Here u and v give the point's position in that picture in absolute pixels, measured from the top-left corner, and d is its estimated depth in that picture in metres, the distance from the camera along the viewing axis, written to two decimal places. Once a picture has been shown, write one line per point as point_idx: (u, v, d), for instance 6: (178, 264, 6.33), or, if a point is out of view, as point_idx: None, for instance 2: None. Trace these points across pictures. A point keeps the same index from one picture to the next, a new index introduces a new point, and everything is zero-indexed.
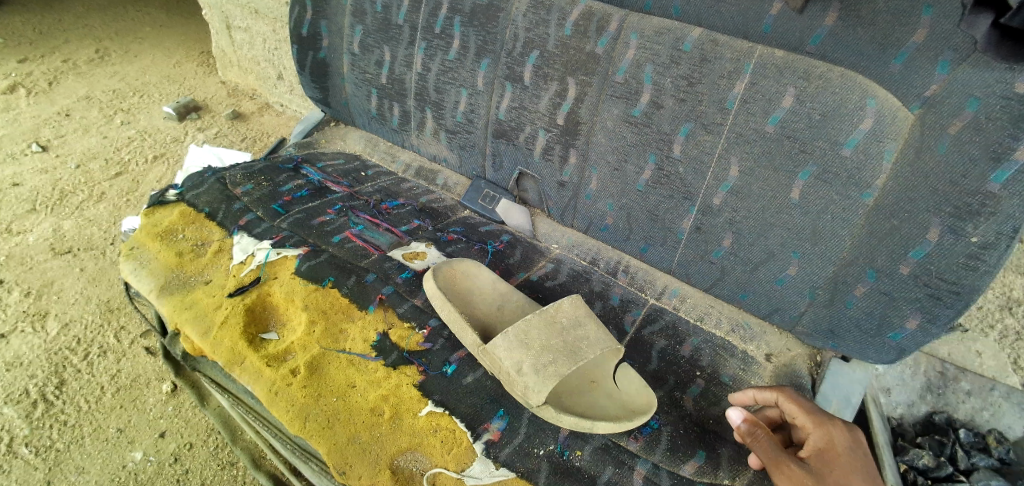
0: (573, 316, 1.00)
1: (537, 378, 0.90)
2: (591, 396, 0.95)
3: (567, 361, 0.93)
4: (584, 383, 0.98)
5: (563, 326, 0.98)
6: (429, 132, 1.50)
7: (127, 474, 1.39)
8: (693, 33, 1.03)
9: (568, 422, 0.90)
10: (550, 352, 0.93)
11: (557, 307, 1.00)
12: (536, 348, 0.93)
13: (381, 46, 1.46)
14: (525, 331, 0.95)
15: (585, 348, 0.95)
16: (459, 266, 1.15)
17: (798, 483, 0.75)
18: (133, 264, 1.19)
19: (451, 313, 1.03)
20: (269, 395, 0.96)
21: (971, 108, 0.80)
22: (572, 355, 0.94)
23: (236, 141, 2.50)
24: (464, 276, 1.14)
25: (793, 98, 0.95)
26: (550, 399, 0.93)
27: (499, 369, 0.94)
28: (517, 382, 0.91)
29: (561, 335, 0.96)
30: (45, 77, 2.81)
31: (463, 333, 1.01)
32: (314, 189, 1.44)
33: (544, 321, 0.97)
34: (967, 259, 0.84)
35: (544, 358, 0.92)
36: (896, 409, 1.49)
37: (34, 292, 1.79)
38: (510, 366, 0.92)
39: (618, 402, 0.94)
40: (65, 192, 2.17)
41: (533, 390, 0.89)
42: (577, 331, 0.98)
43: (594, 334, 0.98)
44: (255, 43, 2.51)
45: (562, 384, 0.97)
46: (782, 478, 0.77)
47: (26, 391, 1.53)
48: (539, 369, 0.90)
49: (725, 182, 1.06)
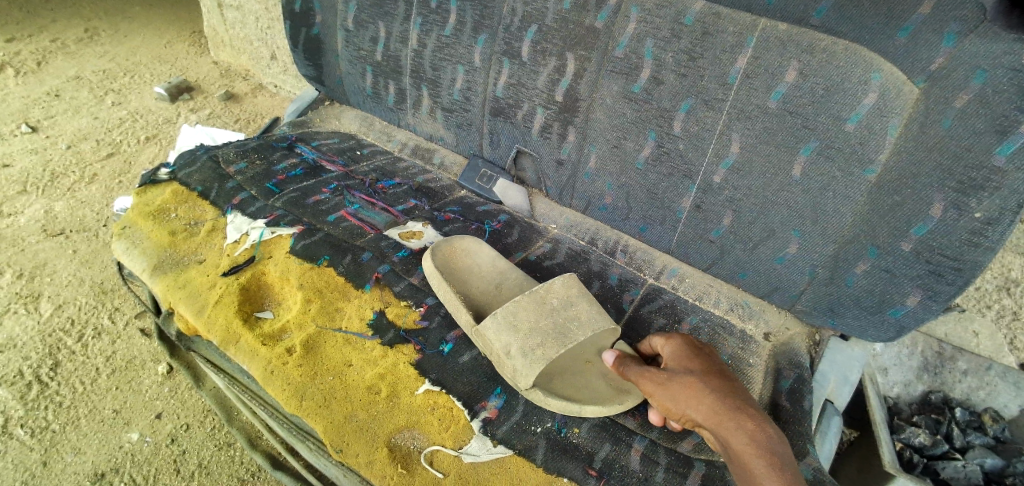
0: (564, 296, 0.99)
1: (526, 361, 0.89)
2: (584, 378, 0.94)
3: (556, 343, 0.92)
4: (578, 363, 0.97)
5: (553, 306, 0.97)
6: (425, 110, 1.48)
7: (124, 454, 1.38)
8: (695, 5, 1.00)
9: (554, 405, 0.89)
10: (538, 335, 0.92)
11: (549, 288, 0.99)
12: (524, 330, 0.92)
13: (375, 22, 1.43)
14: (514, 312, 0.94)
15: (576, 329, 0.95)
16: (457, 244, 1.14)
17: (652, 378, 0.82)
18: (125, 243, 1.17)
19: (445, 291, 1.03)
20: (265, 374, 0.95)
21: (978, 81, 0.78)
22: (562, 336, 0.93)
23: (230, 122, 2.47)
24: (461, 254, 1.13)
25: (796, 72, 0.93)
26: (541, 380, 0.92)
27: (490, 350, 0.94)
28: (507, 363, 0.90)
29: (551, 316, 0.96)
30: (34, 57, 2.75)
31: (456, 310, 1.01)
32: (309, 168, 1.41)
33: (534, 303, 0.97)
34: (971, 235, 0.83)
35: (532, 342, 0.91)
36: (893, 388, 1.51)
37: (26, 274, 1.77)
38: (499, 348, 0.91)
39: (610, 384, 0.93)
40: (56, 173, 2.13)
41: (521, 373, 0.88)
42: (568, 311, 0.97)
43: (586, 314, 0.98)
44: (247, 22, 2.47)
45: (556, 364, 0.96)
46: (645, 384, 0.83)
47: (20, 373, 1.52)
48: (528, 352, 0.90)
49: (725, 159, 1.05)
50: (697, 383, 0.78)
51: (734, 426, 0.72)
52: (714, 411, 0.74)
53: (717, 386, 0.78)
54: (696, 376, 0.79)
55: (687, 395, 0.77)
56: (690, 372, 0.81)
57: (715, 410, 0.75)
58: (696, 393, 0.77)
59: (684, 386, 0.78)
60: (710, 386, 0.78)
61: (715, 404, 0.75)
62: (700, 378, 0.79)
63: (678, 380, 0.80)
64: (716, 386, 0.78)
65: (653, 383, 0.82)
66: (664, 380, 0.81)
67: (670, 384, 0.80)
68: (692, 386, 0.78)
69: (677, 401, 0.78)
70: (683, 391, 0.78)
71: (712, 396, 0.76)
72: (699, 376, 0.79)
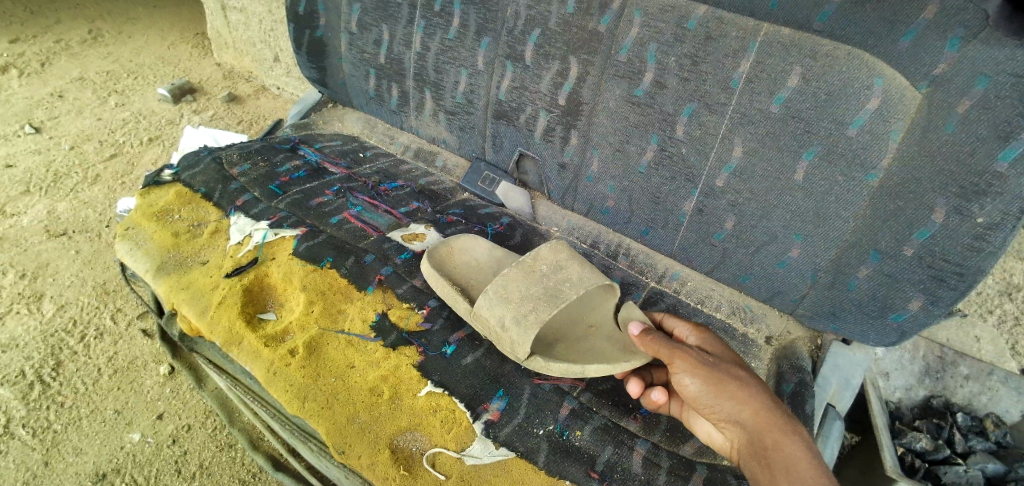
0: (553, 261, 0.99)
1: (520, 330, 0.91)
2: (589, 343, 0.97)
3: (548, 304, 0.93)
4: (583, 332, 1.00)
5: (542, 273, 0.97)
6: (428, 113, 1.48)
7: (125, 455, 1.38)
8: (698, 10, 1.01)
9: (556, 370, 0.91)
10: (529, 302, 0.93)
11: (536, 256, 0.99)
12: (515, 300, 0.93)
13: (379, 25, 1.44)
14: (504, 286, 0.94)
15: (567, 291, 0.95)
16: (456, 243, 1.14)
17: (696, 360, 0.78)
18: (129, 244, 1.17)
19: (444, 286, 1.03)
20: (267, 375, 0.95)
21: (980, 87, 0.78)
22: (553, 300, 0.94)
23: (233, 124, 2.48)
24: (461, 252, 1.13)
25: (799, 77, 0.93)
26: (542, 352, 0.94)
27: (490, 332, 0.95)
28: (505, 337, 0.92)
29: (541, 282, 0.96)
30: (38, 58, 2.76)
31: (456, 301, 1.01)
32: (312, 170, 1.42)
33: (522, 273, 0.96)
34: (973, 240, 0.83)
35: (524, 309, 0.92)
36: (895, 393, 1.51)
37: (29, 274, 1.77)
38: (494, 322, 0.93)
39: (615, 343, 0.96)
40: (59, 174, 2.14)
41: (518, 343, 0.90)
42: (558, 274, 0.97)
43: (577, 274, 0.98)
44: (251, 24, 2.48)
45: (562, 337, 0.99)
46: (682, 360, 0.79)
47: (22, 373, 1.52)
48: (520, 320, 0.91)
49: (728, 163, 1.05)
50: (747, 382, 0.77)
51: (784, 432, 0.71)
52: (763, 413, 0.73)
53: (766, 391, 0.77)
54: (743, 374, 0.78)
55: (737, 389, 0.75)
56: (733, 367, 0.79)
57: (766, 412, 0.73)
58: (746, 391, 0.75)
59: (734, 380, 0.76)
60: (758, 388, 0.76)
61: (766, 407, 0.74)
62: (746, 377, 0.78)
63: (726, 372, 0.78)
64: (765, 390, 0.77)
65: (696, 362, 0.78)
66: (708, 365, 0.78)
67: (718, 372, 0.77)
68: (742, 383, 0.76)
69: (722, 391, 0.75)
70: (733, 385, 0.76)
71: (763, 399, 0.75)
72: (746, 375, 0.78)
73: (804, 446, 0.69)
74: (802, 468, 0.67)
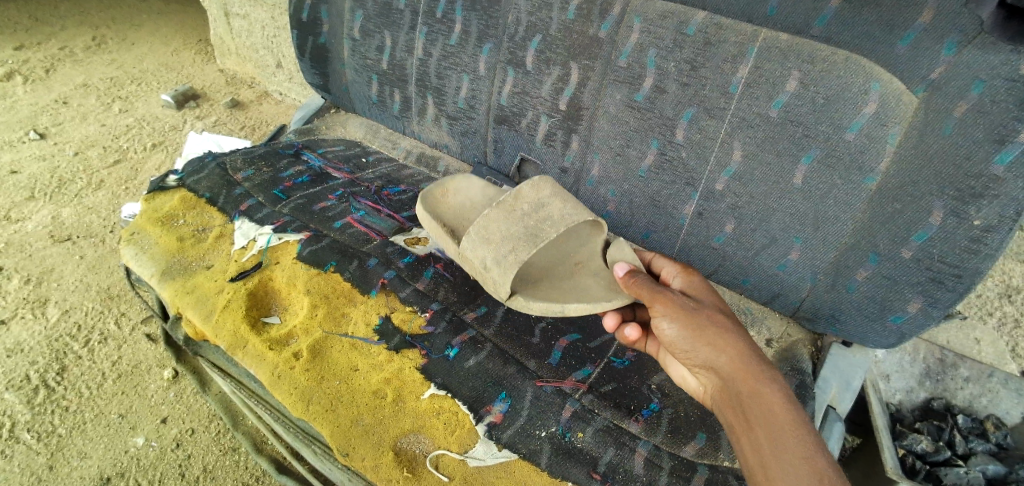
0: (535, 199, 1.02)
1: (501, 270, 0.97)
2: (574, 281, 1.04)
3: (526, 246, 0.98)
4: (570, 271, 1.07)
5: (524, 212, 1.01)
6: (430, 118, 1.50)
7: (129, 459, 1.39)
8: (697, 16, 1.02)
9: (538, 309, 0.98)
10: (510, 243, 0.98)
11: (517, 194, 1.02)
12: (496, 241, 0.98)
13: (382, 31, 1.45)
14: (485, 227, 1.00)
15: (547, 229, 1.00)
16: (451, 185, 1.21)
17: (677, 305, 0.79)
18: (134, 249, 1.19)
19: (438, 229, 1.11)
20: (272, 378, 0.96)
21: (976, 91, 0.79)
22: (533, 239, 0.98)
23: (235, 130, 2.49)
24: (456, 193, 1.20)
25: (797, 82, 0.94)
26: (527, 290, 1.02)
27: (477, 273, 1.02)
28: (488, 277, 0.99)
29: (522, 222, 1.00)
30: (42, 65, 2.79)
31: (449, 241, 1.09)
32: (315, 175, 1.43)
33: (504, 213, 1.01)
34: (970, 242, 0.84)
35: (504, 249, 0.97)
36: (895, 395, 1.52)
37: (34, 279, 1.78)
38: (479, 262, 1.00)
39: (598, 281, 1.02)
40: (63, 180, 2.15)
41: (499, 284, 0.97)
42: (540, 213, 1.01)
43: (559, 211, 1.01)
44: (253, 30, 2.50)
45: (550, 276, 1.06)
46: (663, 305, 0.80)
47: (27, 377, 1.53)
48: (500, 262, 0.97)
49: (728, 167, 1.06)
50: (728, 329, 0.77)
51: (759, 379, 0.71)
52: (742, 359, 0.73)
53: (746, 339, 0.76)
54: (725, 320, 0.78)
55: (716, 335, 0.75)
56: (715, 313, 0.79)
57: (742, 359, 0.73)
58: (725, 338, 0.75)
59: (714, 326, 0.76)
60: (739, 335, 0.76)
61: (744, 354, 0.74)
62: (728, 322, 0.78)
63: (708, 318, 0.78)
64: (746, 338, 0.76)
65: (677, 307, 0.78)
66: (689, 310, 0.78)
67: (698, 318, 0.77)
68: (722, 329, 0.76)
69: (700, 337, 0.76)
70: (712, 331, 0.76)
71: (742, 346, 0.74)
72: (728, 321, 0.78)
73: (781, 393, 0.69)
74: (776, 414, 0.67)
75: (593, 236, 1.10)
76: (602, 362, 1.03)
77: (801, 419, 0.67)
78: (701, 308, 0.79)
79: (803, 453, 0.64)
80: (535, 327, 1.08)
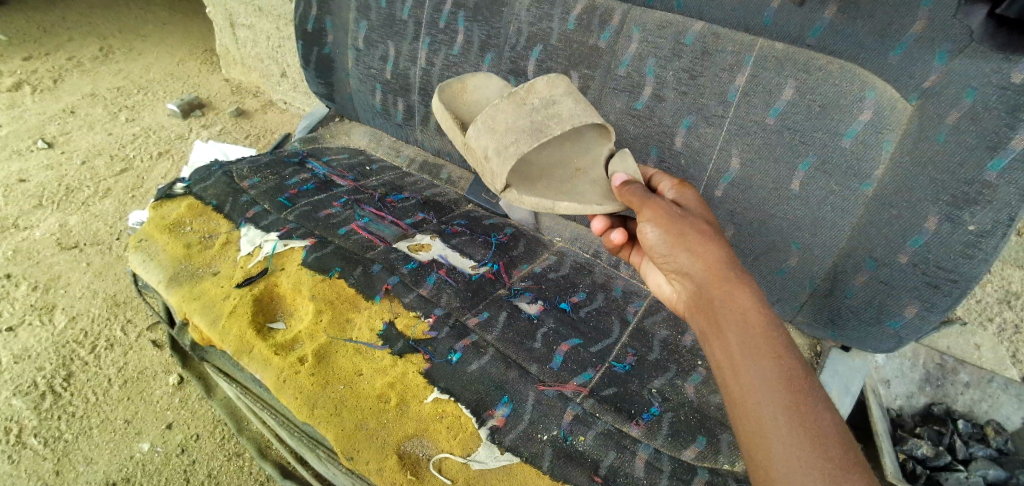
0: (546, 96, 1.03)
1: (500, 161, 1.00)
2: (572, 183, 1.05)
3: (529, 140, 1.00)
4: (570, 173, 1.08)
5: (534, 107, 1.02)
6: (433, 126, 1.52)
7: (135, 464, 1.40)
8: (695, 26, 1.04)
9: (529, 204, 1.01)
10: (514, 134, 1.00)
11: (530, 88, 1.03)
12: (501, 130, 1.01)
13: (386, 41, 1.48)
14: (493, 117, 1.02)
15: (554, 126, 1.01)
16: (469, 82, 1.19)
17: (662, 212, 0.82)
18: (142, 256, 1.21)
19: (447, 120, 1.10)
20: (277, 383, 0.97)
21: (968, 99, 0.81)
22: (537, 134, 1.01)
23: (240, 138, 2.52)
24: (472, 91, 1.18)
25: (793, 90, 0.96)
26: (523, 186, 1.04)
27: (478, 163, 1.05)
28: (487, 166, 1.02)
29: (530, 116, 1.02)
30: (50, 75, 2.83)
31: (455, 133, 1.10)
32: (319, 182, 1.45)
33: (514, 104, 1.02)
34: (965, 247, 0.85)
35: (507, 140, 1.00)
36: (896, 400, 1.51)
37: (41, 286, 1.80)
38: (480, 152, 1.03)
39: (595, 185, 1.03)
40: (70, 188, 2.18)
41: (496, 174, 1.01)
42: (549, 109, 1.02)
43: (568, 111, 1.03)
44: (259, 40, 2.53)
45: (550, 174, 1.08)
46: (650, 211, 0.83)
47: (34, 383, 1.55)
48: (501, 152, 1.00)
49: (726, 174, 1.08)
50: (710, 238, 0.79)
51: (735, 284, 0.73)
52: (719, 265, 0.75)
53: (728, 249, 0.78)
54: (709, 228, 0.80)
55: (696, 241, 0.78)
56: (701, 221, 0.81)
57: (719, 266, 0.75)
58: (706, 245, 0.78)
59: (696, 234, 0.79)
60: (721, 242, 0.78)
61: (722, 262, 0.76)
62: (712, 230, 0.80)
63: (691, 228, 0.80)
64: (727, 249, 0.78)
65: (662, 215, 0.81)
66: (674, 217, 0.81)
67: (682, 224, 0.80)
68: (704, 239, 0.78)
69: (681, 244, 0.79)
70: (694, 237, 0.78)
71: (721, 256, 0.76)
72: (712, 229, 0.80)
73: (752, 297, 0.72)
74: (746, 315, 0.70)
75: (600, 143, 1.10)
76: (603, 366, 1.04)
77: (773, 322, 0.69)
78: (687, 216, 0.82)
79: (771, 352, 0.67)
80: (537, 331, 1.09)
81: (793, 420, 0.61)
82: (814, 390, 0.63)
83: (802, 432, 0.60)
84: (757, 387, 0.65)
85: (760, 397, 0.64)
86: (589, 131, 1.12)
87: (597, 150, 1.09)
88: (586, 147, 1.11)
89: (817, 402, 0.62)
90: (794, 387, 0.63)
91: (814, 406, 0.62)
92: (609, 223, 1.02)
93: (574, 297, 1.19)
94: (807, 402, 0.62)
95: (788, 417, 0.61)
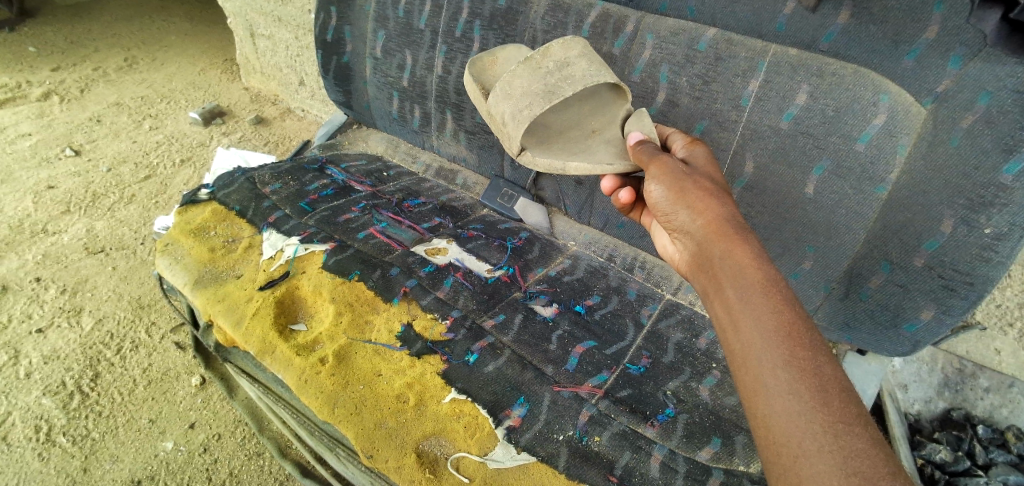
0: (561, 58, 1.05)
1: (516, 125, 1.06)
2: (586, 143, 1.10)
3: (543, 102, 1.03)
4: (585, 134, 1.12)
5: (548, 70, 1.05)
6: (449, 133, 1.55)
7: (159, 462, 1.44)
8: (707, 33, 1.06)
9: (542, 166, 1.08)
10: (529, 97, 1.04)
11: (545, 52, 1.05)
12: (517, 95, 1.05)
13: (403, 50, 1.51)
14: (510, 83, 1.06)
15: (566, 88, 1.03)
16: (501, 55, 1.23)
17: (668, 173, 0.83)
18: (168, 259, 1.24)
19: (474, 91, 1.16)
20: (299, 383, 1.00)
21: (983, 102, 0.81)
22: (549, 97, 1.03)
23: (260, 145, 2.58)
24: (503, 63, 1.22)
25: (806, 95, 0.97)
26: (536, 149, 1.11)
27: (499, 128, 1.12)
28: (504, 131, 1.09)
29: (545, 79, 1.04)
30: (77, 85, 2.92)
31: (480, 103, 1.16)
32: (339, 188, 1.49)
33: (532, 68, 1.05)
34: (981, 250, 0.86)
35: (522, 104, 1.04)
36: (913, 405, 1.58)
37: (69, 289, 1.86)
38: (499, 117, 1.09)
39: (605, 144, 1.07)
40: (97, 194, 2.25)
41: (512, 138, 1.07)
42: (563, 72, 1.04)
43: (582, 72, 1.04)
44: (278, 50, 2.58)
45: (566, 137, 1.13)
46: (659, 171, 0.84)
47: (63, 383, 1.60)
48: (516, 116, 1.05)
49: (740, 178, 1.09)
50: (710, 197, 0.77)
51: (734, 240, 0.71)
52: (720, 221, 0.74)
53: (729, 206, 0.77)
54: (712, 188, 0.79)
55: (698, 199, 0.77)
56: (706, 181, 0.81)
57: (719, 223, 0.74)
58: (707, 203, 0.77)
59: (698, 193, 0.78)
60: (723, 201, 0.77)
61: (721, 219, 0.74)
62: (715, 189, 0.79)
63: (692, 186, 0.79)
64: (729, 205, 0.77)
65: (668, 176, 0.82)
66: (680, 176, 0.81)
67: (684, 183, 0.80)
68: (706, 197, 0.77)
69: (682, 203, 0.78)
70: (695, 195, 0.78)
71: (722, 213, 0.75)
72: (715, 189, 0.79)
73: (752, 252, 0.69)
74: (745, 270, 0.67)
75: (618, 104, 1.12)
76: (618, 368, 1.05)
77: (775, 277, 0.66)
78: (691, 176, 0.81)
79: (772, 306, 0.64)
80: (552, 333, 1.11)
81: (795, 376, 0.58)
82: (817, 344, 0.60)
83: (803, 388, 0.57)
84: (755, 339, 0.62)
85: (757, 348, 0.61)
86: (606, 92, 1.14)
87: (613, 112, 1.12)
88: (602, 109, 1.14)
89: (820, 357, 0.59)
90: (796, 342, 0.60)
91: (818, 360, 0.59)
92: (618, 183, 1.00)
93: (589, 301, 1.21)
94: (808, 357, 0.59)
95: (789, 371, 0.58)
